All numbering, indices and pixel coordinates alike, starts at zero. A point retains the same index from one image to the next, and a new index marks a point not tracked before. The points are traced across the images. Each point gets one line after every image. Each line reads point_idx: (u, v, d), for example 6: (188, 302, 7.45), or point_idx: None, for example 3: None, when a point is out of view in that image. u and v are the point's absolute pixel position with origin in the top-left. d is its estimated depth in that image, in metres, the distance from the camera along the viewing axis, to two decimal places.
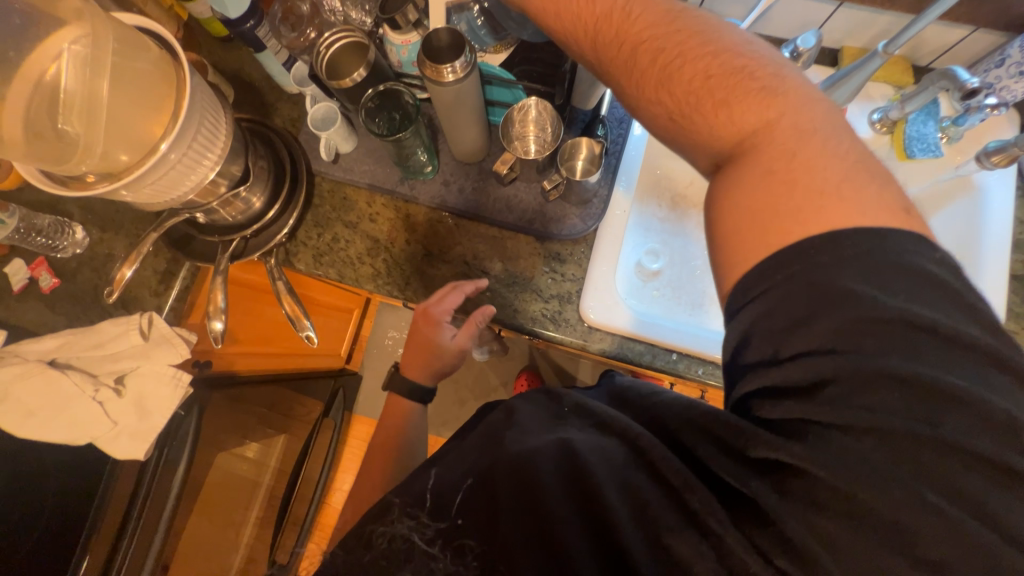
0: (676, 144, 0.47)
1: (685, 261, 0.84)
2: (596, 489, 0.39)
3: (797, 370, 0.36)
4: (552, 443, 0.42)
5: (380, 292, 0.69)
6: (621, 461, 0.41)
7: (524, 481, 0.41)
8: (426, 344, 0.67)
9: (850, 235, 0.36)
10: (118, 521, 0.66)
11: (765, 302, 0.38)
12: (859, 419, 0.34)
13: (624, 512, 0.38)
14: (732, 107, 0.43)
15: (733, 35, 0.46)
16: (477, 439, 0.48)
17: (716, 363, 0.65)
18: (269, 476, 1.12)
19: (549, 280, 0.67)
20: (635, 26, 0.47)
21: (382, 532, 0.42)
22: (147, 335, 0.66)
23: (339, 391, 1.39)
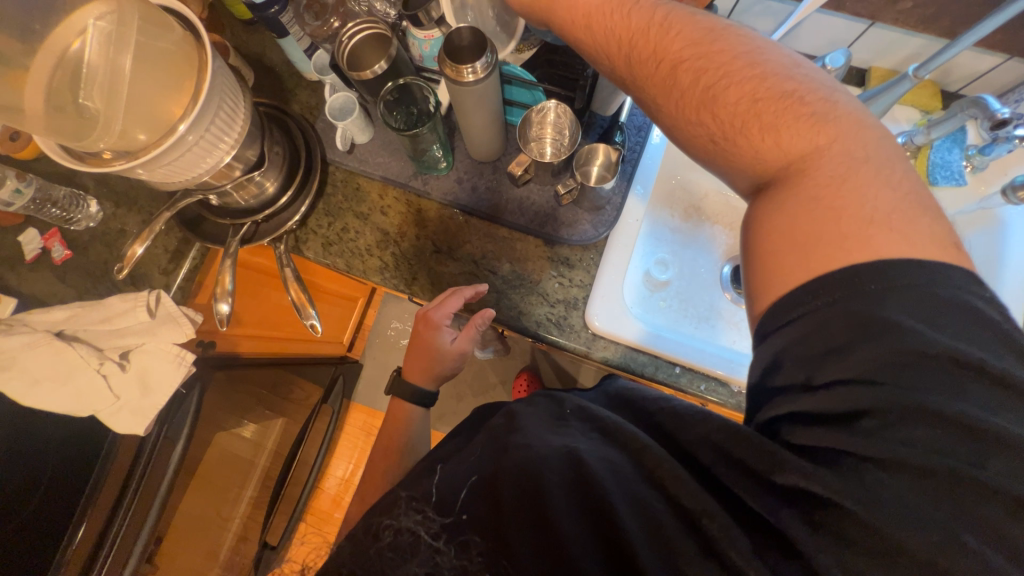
0: (705, 157, 0.47)
1: (695, 273, 0.83)
2: (600, 497, 0.39)
3: (831, 398, 0.36)
4: (558, 446, 0.43)
5: (387, 285, 0.69)
6: (625, 466, 0.41)
7: (527, 485, 0.41)
8: (425, 346, 0.68)
9: (895, 267, 0.36)
10: (118, 493, 0.67)
11: (801, 327, 0.38)
12: (898, 454, 0.34)
13: (626, 521, 0.38)
14: (778, 132, 0.42)
15: (781, 56, 0.46)
16: (480, 442, 0.48)
17: (719, 379, 0.64)
18: (265, 457, 1.13)
19: (556, 284, 0.67)
20: (674, 45, 0.47)
21: (388, 528, 0.43)
22: (154, 313, 0.67)
23: (339, 378, 1.39)
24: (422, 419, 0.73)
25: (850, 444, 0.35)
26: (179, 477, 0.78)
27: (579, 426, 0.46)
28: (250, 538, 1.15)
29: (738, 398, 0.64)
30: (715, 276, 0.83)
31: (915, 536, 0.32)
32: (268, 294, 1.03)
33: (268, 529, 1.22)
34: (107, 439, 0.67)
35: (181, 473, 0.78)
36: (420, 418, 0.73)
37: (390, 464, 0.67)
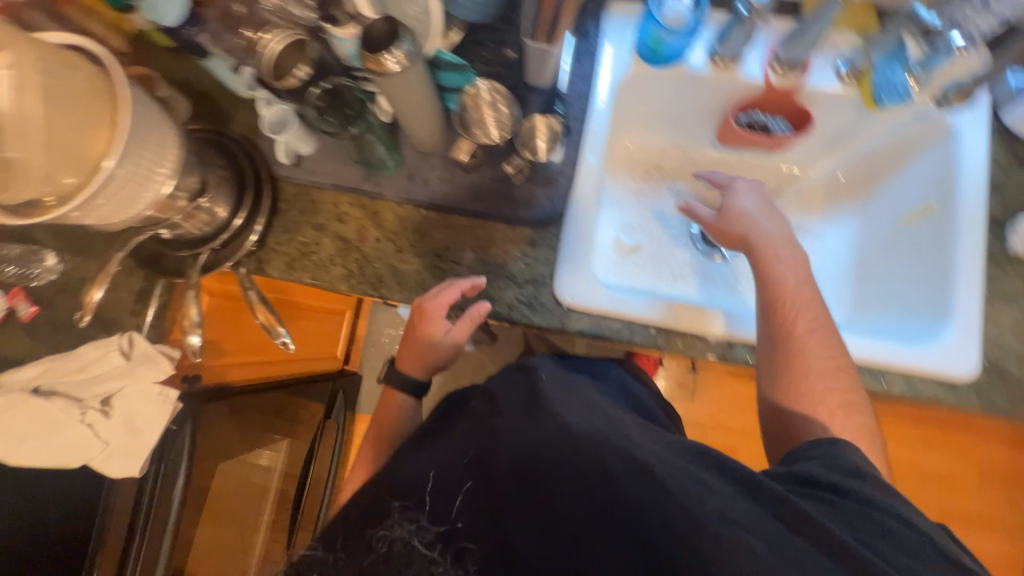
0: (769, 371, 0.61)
1: (664, 234, 0.83)
2: (598, 465, 0.44)
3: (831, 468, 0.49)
4: (550, 412, 0.49)
5: (355, 292, 0.68)
6: (611, 435, 0.47)
7: (523, 457, 0.46)
8: (423, 339, 0.67)
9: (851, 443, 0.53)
10: (125, 536, 0.67)
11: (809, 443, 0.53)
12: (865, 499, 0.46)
13: (628, 489, 0.43)
14: (809, 371, 0.58)
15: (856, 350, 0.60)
16: (468, 427, 0.54)
17: (694, 334, 0.64)
18: (278, 481, 1.13)
19: (522, 265, 0.66)
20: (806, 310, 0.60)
21: (383, 538, 0.47)
22: (129, 355, 0.68)
23: (340, 392, 1.39)
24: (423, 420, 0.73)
25: (836, 480, 0.48)
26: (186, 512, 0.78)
27: (569, 394, 0.54)
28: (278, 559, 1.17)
29: (715, 349, 0.65)
30: (683, 233, 0.83)
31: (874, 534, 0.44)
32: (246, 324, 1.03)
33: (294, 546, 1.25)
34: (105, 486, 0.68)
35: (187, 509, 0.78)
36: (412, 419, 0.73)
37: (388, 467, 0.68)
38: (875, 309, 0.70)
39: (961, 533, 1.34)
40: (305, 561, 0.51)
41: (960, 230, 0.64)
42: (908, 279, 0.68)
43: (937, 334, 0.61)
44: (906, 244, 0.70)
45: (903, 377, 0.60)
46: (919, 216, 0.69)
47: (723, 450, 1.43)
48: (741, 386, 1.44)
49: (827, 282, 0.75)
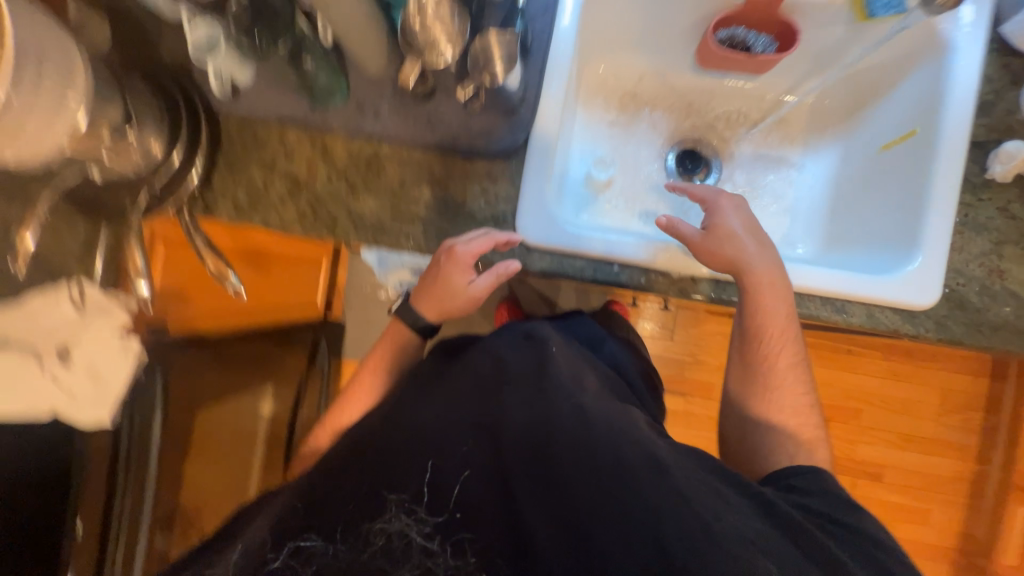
0: (738, 388, 0.65)
1: (637, 168, 0.79)
2: (616, 456, 0.48)
3: (828, 497, 0.54)
4: (561, 400, 0.53)
5: (309, 235, 0.65)
6: (625, 428, 0.52)
7: (533, 445, 0.49)
8: (444, 292, 0.66)
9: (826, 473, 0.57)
10: (107, 469, 0.70)
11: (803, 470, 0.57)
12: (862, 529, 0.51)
13: (643, 486, 0.46)
14: (772, 395, 0.63)
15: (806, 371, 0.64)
16: (470, 389, 0.57)
17: (657, 270, 0.62)
18: (269, 430, 1.14)
19: (481, 202, 0.63)
20: (778, 346, 0.62)
21: (379, 531, 0.45)
22: (81, 307, 0.65)
23: (322, 340, 1.40)
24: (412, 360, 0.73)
25: (838, 514, 0.52)
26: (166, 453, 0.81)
27: (579, 385, 0.57)
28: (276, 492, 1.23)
29: (678, 285, 0.63)
30: (659, 169, 0.79)
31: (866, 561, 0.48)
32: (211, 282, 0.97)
33: None
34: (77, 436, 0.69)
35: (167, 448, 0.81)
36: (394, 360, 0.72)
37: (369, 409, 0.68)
38: (848, 241, 0.69)
39: (917, 453, 1.44)
40: (303, 551, 0.45)
41: (939, 155, 0.60)
42: (881, 209, 0.66)
43: (903, 265, 0.60)
44: (884, 172, 0.67)
45: (864, 309, 0.60)
46: (901, 142, 0.66)
47: (701, 385, 1.47)
48: (720, 325, 1.46)
49: (802, 216, 0.74)
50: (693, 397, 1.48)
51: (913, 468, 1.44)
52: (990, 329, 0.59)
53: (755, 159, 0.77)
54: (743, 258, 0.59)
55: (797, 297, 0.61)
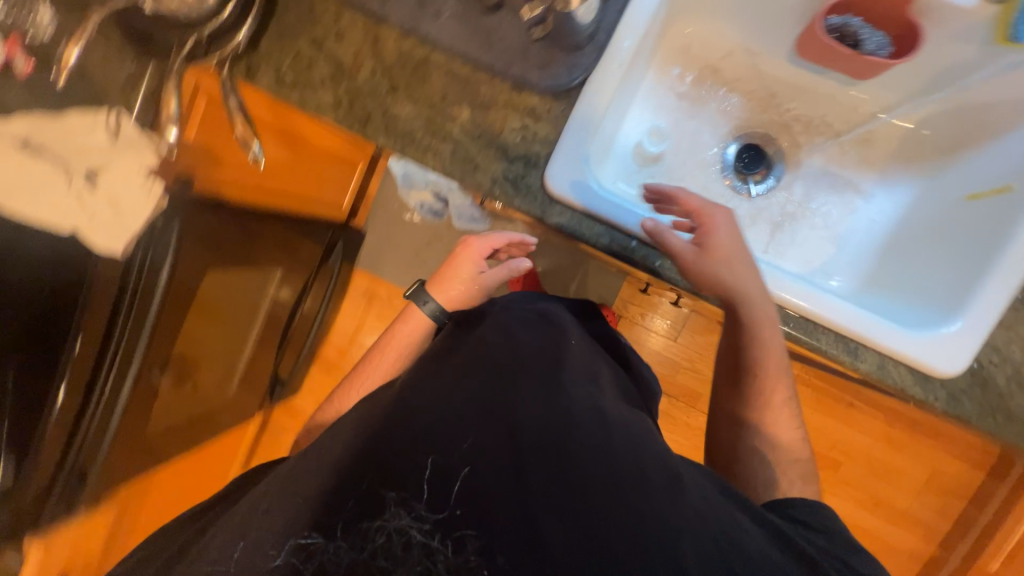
0: (726, 408, 0.66)
1: (693, 152, 0.73)
2: (635, 467, 0.49)
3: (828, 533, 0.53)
4: (577, 405, 0.54)
5: (340, 126, 0.63)
6: (643, 444, 0.53)
7: (551, 437, 0.50)
8: (463, 288, 0.83)
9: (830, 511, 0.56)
10: (111, 308, 0.72)
11: (808, 504, 0.56)
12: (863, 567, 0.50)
13: (655, 496, 0.48)
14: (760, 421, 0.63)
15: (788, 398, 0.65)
16: (483, 367, 0.58)
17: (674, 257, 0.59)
18: (267, 306, 1.21)
19: (518, 139, 0.60)
20: (766, 373, 0.61)
21: (380, 529, 0.46)
22: (115, 136, 0.70)
23: (338, 242, 1.43)
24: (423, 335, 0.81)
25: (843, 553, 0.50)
26: (172, 307, 0.82)
27: (594, 388, 0.59)
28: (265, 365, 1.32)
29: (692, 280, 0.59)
30: (716, 159, 0.73)
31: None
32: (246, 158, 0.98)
33: (277, 365, 1.39)
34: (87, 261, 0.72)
35: (171, 305, 0.82)
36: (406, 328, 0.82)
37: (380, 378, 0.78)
38: (891, 287, 0.63)
39: (882, 519, 1.41)
40: (304, 549, 0.47)
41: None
42: (941, 262, 0.60)
43: (941, 325, 0.55)
44: (962, 224, 0.60)
45: (878, 358, 0.56)
46: (991, 195, 0.59)
47: (688, 392, 1.46)
48: None
49: (852, 250, 0.68)
50: (676, 399, 1.47)
51: (873, 531, 1.42)
52: (1005, 417, 0.55)
53: (822, 174, 0.71)
54: (741, 284, 0.56)
55: (811, 326, 0.57)
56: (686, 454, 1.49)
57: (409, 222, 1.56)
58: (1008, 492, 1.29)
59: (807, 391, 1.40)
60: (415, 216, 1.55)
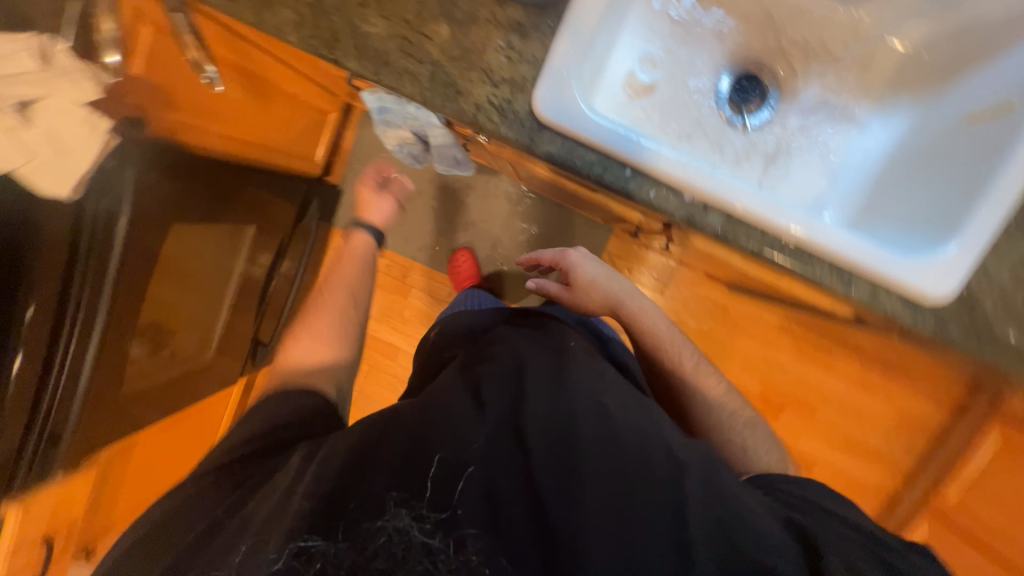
0: (670, 404, 0.82)
1: (687, 82, 0.70)
2: (636, 459, 0.55)
3: (808, 499, 0.59)
4: (580, 409, 0.59)
5: (304, 49, 0.57)
6: (645, 440, 0.57)
7: (555, 439, 0.55)
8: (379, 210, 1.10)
9: (810, 482, 0.62)
10: (66, 255, 0.68)
11: (788, 479, 0.63)
12: (845, 526, 0.54)
13: (655, 485, 0.53)
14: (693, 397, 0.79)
15: (707, 375, 0.81)
16: (501, 376, 0.64)
17: (670, 187, 0.55)
18: (242, 268, 1.14)
19: (503, 60, 0.55)
20: (666, 355, 0.81)
21: (381, 528, 0.48)
22: (44, 63, 0.66)
23: (314, 199, 1.36)
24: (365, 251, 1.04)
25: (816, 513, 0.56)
26: (140, 264, 0.77)
27: (596, 388, 0.65)
28: (243, 330, 1.26)
29: (688, 210, 0.56)
30: (710, 91, 0.70)
31: (843, 542, 0.52)
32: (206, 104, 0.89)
33: (257, 329, 1.34)
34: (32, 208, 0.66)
35: (139, 264, 0.77)
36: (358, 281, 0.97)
37: (331, 308, 0.90)
38: (886, 216, 0.62)
39: (852, 459, 1.48)
40: (305, 551, 0.48)
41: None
42: (936, 188, 0.59)
43: (937, 249, 0.54)
44: (960, 150, 0.59)
45: (870, 284, 0.56)
46: (989, 118, 0.58)
47: None
48: (713, 292, 1.44)
49: (845, 182, 0.66)
50: None
51: (842, 470, 1.49)
52: (988, 340, 0.55)
53: (820, 104, 0.68)
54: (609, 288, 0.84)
55: (806, 255, 0.56)
56: None
57: None
58: (967, 429, 1.36)
59: (787, 339, 1.44)
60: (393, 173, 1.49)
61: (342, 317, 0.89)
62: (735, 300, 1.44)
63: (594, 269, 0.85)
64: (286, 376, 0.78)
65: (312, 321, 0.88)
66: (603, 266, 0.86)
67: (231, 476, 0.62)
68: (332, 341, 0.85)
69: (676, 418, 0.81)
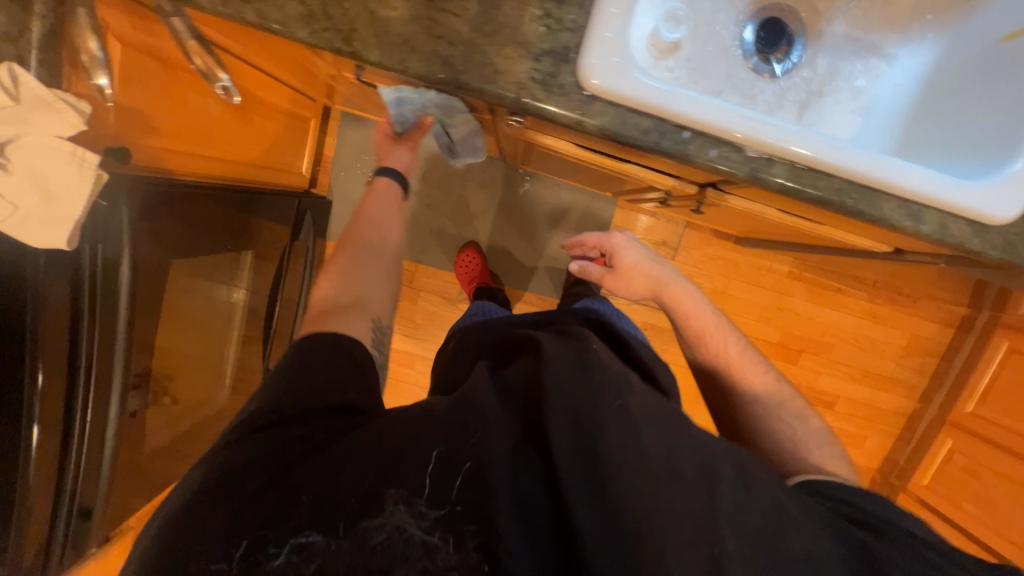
0: (714, 392, 0.79)
1: (711, 35, 0.67)
2: (670, 463, 0.47)
3: (857, 508, 0.53)
4: (610, 403, 0.49)
5: (318, 44, 0.51)
6: (681, 436, 0.49)
7: (584, 439, 0.47)
8: None
9: (852, 488, 0.56)
10: (70, 308, 0.60)
11: (832, 485, 0.57)
12: (896, 543, 0.49)
13: (683, 484, 0.46)
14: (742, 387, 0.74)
15: (756, 365, 0.76)
16: (521, 381, 0.54)
17: (732, 143, 0.53)
18: (242, 302, 1.06)
19: (542, 30, 0.52)
20: (713, 339, 0.78)
21: (379, 527, 0.43)
22: (16, 96, 0.51)
23: (307, 213, 1.28)
24: (390, 194, 0.80)
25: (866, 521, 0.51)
26: (139, 310, 0.70)
27: (624, 378, 0.55)
28: (254, 368, 1.17)
29: (752, 165, 0.54)
30: (735, 41, 0.69)
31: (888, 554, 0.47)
32: (187, 123, 0.82)
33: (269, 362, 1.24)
34: (24, 267, 0.57)
35: (139, 310, 0.70)
36: (392, 217, 0.78)
37: (364, 249, 0.72)
38: (936, 146, 0.62)
39: (870, 391, 1.54)
40: (305, 547, 0.42)
41: None
42: (982, 109, 0.59)
43: (1005, 170, 0.54)
44: (1000, 67, 0.58)
45: (938, 217, 0.55)
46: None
47: None
48: (722, 250, 1.45)
49: (879, 119, 0.66)
50: None
51: (863, 402, 1.55)
52: None
53: (846, 42, 0.67)
54: (653, 268, 0.84)
55: (874, 194, 0.55)
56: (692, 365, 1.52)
57: None
58: (974, 346, 1.45)
59: (799, 284, 1.47)
60: None
61: (377, 261, 0.72)
62: (744, 254, 1.46)
63: (639, 254, 0.87)
64: (318, 320, 0.63)
65: (342, 258, 0.71)
66: (650, 253, 0.87)
67: (270, 438, 0.48)
68: (365, 287, 0.68)
69: (725, 408, 0.77)
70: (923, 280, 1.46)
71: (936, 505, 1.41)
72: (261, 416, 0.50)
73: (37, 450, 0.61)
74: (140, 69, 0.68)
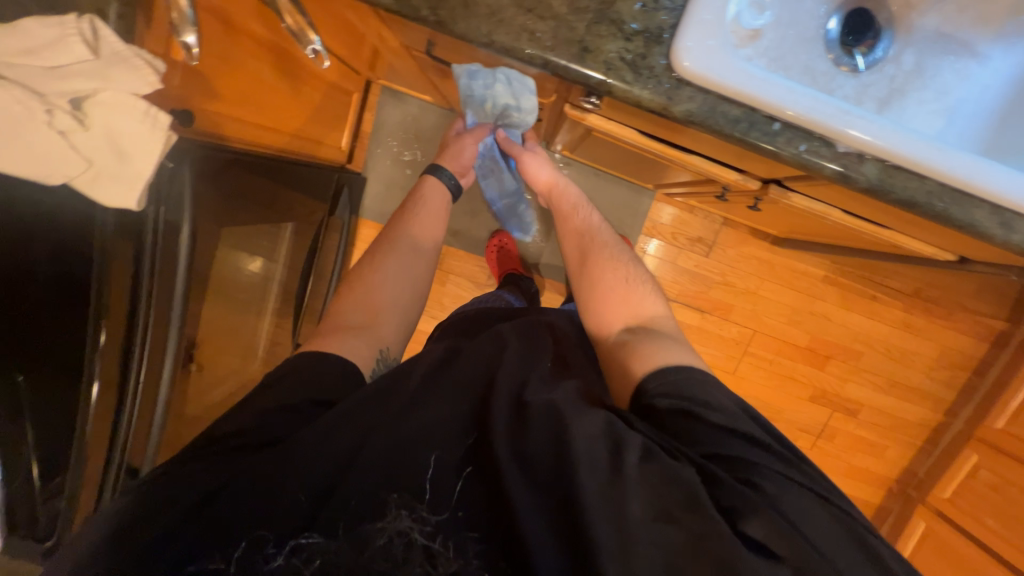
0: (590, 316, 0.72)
1: (795, 23, 0.64)
2: (594, 449, 0.47)
3: (738, 427, 0.52)
4: (533, 399, 0.51)
5: (404, 10, 0.49)
6: (602, 422, 0.50)
7: (514, 434, 0.48)
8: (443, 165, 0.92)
9: (727, 400, 0.55)
10: (132, 273, 0.59)
11: (689, 396, 0.54)
12: (779, 468, 0.49)
13: (605, 466, 0.46)
14: (611, 288, 0.70)
15: (622, 264, 0.73)
16: (475, 381, 0.54)
17: (821, 137, 0.52)
18: (281, 277, 1.05)
19: (635, 9, 0.50)
20: (597, 242, 0.76)
21: (380, 531, 0.40)
22: (96, 51, 0.51)
23: (345, 189, 1.29)
24: (437, 202, 0.82)
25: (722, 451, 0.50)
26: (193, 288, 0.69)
27: (554, 382, 0.56)
28: (286, 342, 1.17)
29: (842, 162, 0.52)
30: (819, 32, 0.66)
31: (778, 485, 0.48)
32: (241, 88, 0.81)
33: (299, 336, 1.25)
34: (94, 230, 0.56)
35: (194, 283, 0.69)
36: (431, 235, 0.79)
37: (391, 262, 0.73)
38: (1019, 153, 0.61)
39: (896, 401, 1.53)
40: (304, 549, 0.40)
41: None
42: None
43: None
44: None
45: None
46: None
47: (721, 307, 1.47)
48: (758, 250, 1.43)
49: (963, 122, 0.64)
50: (710, 314, 1.47)
51: (888, 411, 1.53)
52: None
53: (936, 38, 0.64)
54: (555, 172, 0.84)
55: (966, 199, 0.53)
56: (718, 365, 1.51)
57: (411, 163, 1.41)
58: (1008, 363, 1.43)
59: (833, 289, 1.44)
60: (416, 156, 1.40)
61: (401, 275, 0.72)
62: (780, 255, 1.43)
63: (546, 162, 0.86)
64: (331, 333, 0.63)
65: (367, 270, 0.71)
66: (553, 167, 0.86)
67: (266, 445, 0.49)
68: (385, 305, 0.69)
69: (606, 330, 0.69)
70: (960, 291, 1.43)
71: (957, 520, 1.40)
72: (242, 435, 0.50)
73: (92, 423, 0.57)
74: (208, 31, 0.68)
